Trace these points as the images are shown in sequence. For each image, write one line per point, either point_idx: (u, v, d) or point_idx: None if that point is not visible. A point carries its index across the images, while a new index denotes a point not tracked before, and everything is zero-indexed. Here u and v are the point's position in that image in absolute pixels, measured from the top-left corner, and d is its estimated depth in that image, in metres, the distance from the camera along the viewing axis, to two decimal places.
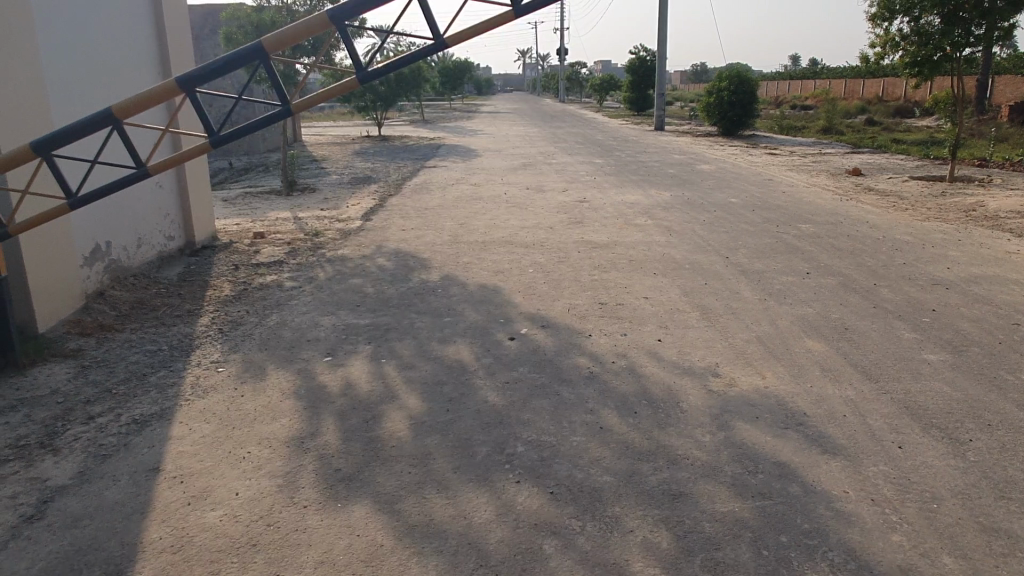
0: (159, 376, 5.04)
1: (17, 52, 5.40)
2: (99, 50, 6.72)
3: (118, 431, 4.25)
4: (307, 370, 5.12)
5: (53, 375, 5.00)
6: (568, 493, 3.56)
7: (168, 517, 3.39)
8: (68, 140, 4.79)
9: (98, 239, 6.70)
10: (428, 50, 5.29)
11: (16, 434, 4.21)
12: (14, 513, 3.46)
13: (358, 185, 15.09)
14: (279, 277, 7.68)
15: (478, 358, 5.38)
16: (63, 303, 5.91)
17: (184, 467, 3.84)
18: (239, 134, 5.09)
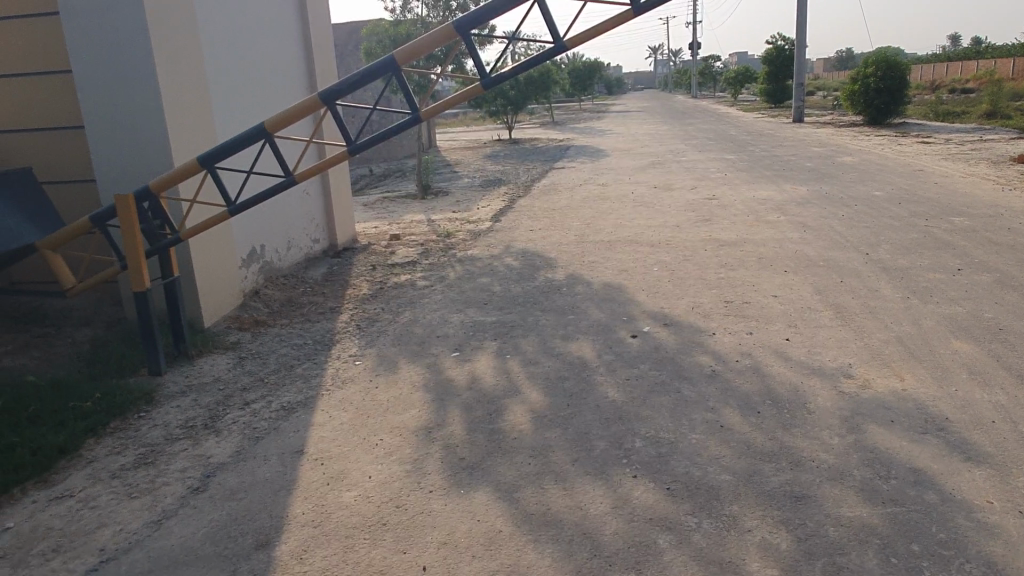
0: (304, 367, 5.50)
1: (185, 74, 6.05)
2: (254, 71, 7.35)
3: (269, 416, 4.70)
4: (436, 364, 5.40)
5: (216, 365, 5.58)
6: (685, 489, 3.56)
7: (311, 494, 3.73)
8: (228, 153, 5.16)
9: (253, 243, 7.37)
10: (546, 54, 5.29)
11: (185, 416, 4.75)
12: (184, 484, 3.92)
13: (488, 187, 15.55)
14: (412, 276, 8.09)
15: (599, 354, 5.45)
16: (225, 300, 6.55)
17: (325, 450, 4.18)
18: (374, 142, 5.33)
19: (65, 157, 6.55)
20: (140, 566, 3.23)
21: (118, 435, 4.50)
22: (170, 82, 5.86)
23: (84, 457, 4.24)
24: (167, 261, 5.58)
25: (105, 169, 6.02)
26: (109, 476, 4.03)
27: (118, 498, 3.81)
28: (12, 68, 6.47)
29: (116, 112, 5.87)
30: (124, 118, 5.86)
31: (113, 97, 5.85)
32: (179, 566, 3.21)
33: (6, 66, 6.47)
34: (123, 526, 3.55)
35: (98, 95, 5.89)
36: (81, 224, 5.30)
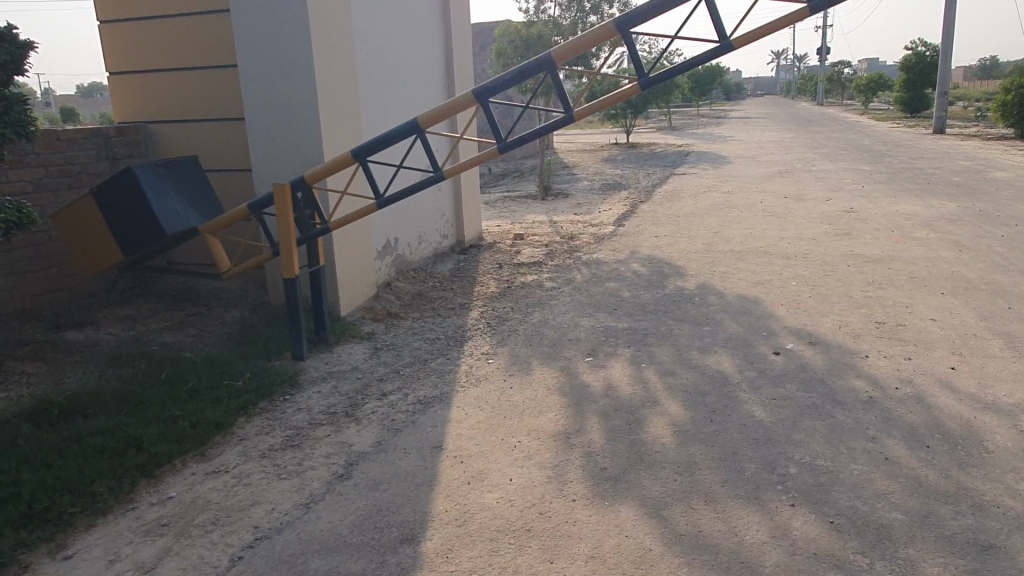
0: (437, 362, 5.53)
1: (338, 70, 6.24)
2: (399, 69, 7.50)
3: (407, 408, 4.74)
4: (571, 368, 5.30)
5: (353, 354, 5.72)
6: (851, 525, 3.29)
7: (453, 492, 3.71)
8: (381, 147, 5.23)
9: (388, 236, 7.54)
10: (709, 53, 5.06)
11: (327, 402, 4.88)
12: (329, 470, 4.00)
13: (608, 190, 15.36)
14: (538, 277, 8.04)
15: (741, 369, 5.18)
16: (360, 290, 6.73)
17: (463, 448, 4.17)
18: (524, 141, 5.29)
19: (223, 146, 6.92)
20: (293, 548, 3.30)
21: (266, 416, 4.66)
22: (325, 79, 6.07)
23: (236, 434, 4.42)
24: (314, 250, 5.77)
25: (261, 161, 6.31)
26: (260, 455, 4.17)
27: (269, 477, 3.93)
28: (182, 62, 6.90)
29: (275, 106, 6.13)
30: (281, 113, 6.12)
31: (273, 92, 6.11)
32: (329, 551, 3.25)
33: (176, 59, 6.92)
34: (275, 506, 3.65)
35: (259, 90, 6.17)
36: (240, 211, 5.56)
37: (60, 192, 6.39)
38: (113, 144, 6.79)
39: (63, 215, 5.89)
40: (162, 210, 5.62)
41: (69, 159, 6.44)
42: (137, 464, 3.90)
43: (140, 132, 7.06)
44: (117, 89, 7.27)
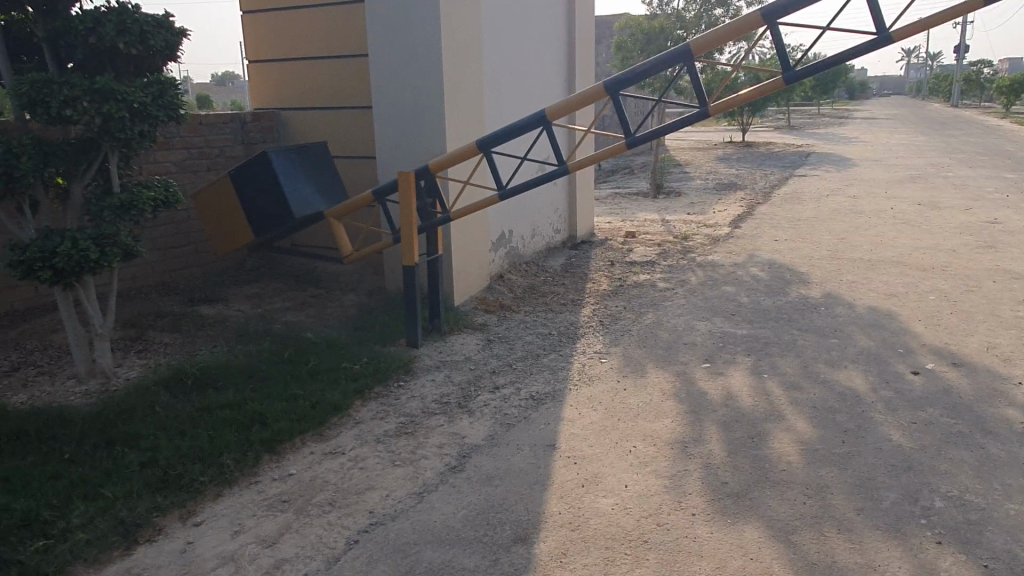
0: (550, 358, 5.47)
1: (465, 60, 6.25)
2: (522, 60, 7.47)
3: (519, 403, 4.70)
4: (687, 374, 5.11)
5: (467, 345, 5.74)
6: (1009, 572, 2.97)
7: (567, 494, 3.63)
8: (508, 138, 5.18)
9: (503, 228, 7.54)
10: (864, 46, 4.72)
11: (440, 391, 4.90)
12: (442, 460, 4.00)
13: (723, 189, 14.85)
14: (652, 277, 7.84)
15: (875, 388, 4.83)
16: (474, 281, 6.76)
17: (577, 449, 4.08)
18: (654, 136, 5.13)
19: (351, 134, 7.11)
20: (406, 537, 3.30)
21: (381, 401, 4.74)
22: (452, 69, 6.10)
23: (352, 417, 4.50)
24: (434, 239, 5.81)
25: (387, 148, 6.42)
26: (375, 440, 4.23)
27: (384, 463, 3.98)
28: (315, 51, 7.14)
29: (403, 94, 6.22)
30: (409, 101, 6.20)
31: (402, 79, 6.19)
32: (442, 543, 3.23)
33: (310, 49, 7.16)
34: (390, 492, 3.68)
35: (389, 77, 6.26)
36: (365, 197, 5.67)
37: (200, 172, 6.76)
38: (249, 129, 7.13)
39: (202, 197, 6.21)
40: (292, 194, 5.83)
41: (209, 142, 6.81)
42: (261, 440, 4.04)
43: (274, 118, 7.37)
44: (255, 79, 7.62)
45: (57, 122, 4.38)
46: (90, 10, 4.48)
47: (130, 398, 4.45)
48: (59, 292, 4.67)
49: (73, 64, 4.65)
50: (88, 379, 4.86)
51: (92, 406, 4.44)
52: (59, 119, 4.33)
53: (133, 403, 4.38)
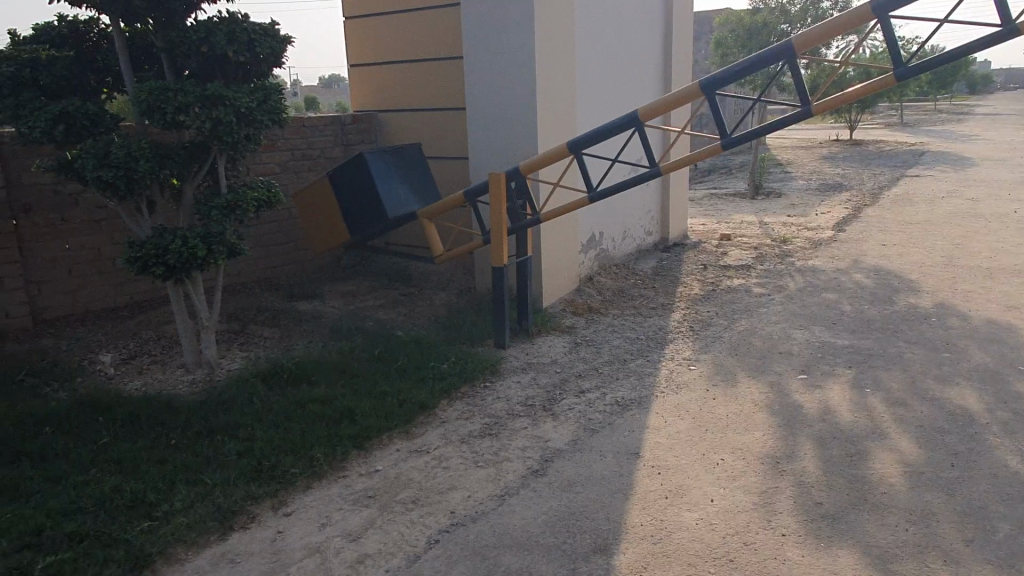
0: (638, 363, 5.37)
1: (558, 61, 6.23)
2: (617, 60, 7.37)
3: (604, 409, 4.64)
4: (782, 385, 4.90)
5: (553, 347, 5.72)
6: None
7: (650, 505, 3.55)
8: (599, 139, 5.12)
9: (593, 230, 7.47)
10: (987, 39, 4.38)
11: (525, 393, 4.90)
12: (524, 463, 4.00)
13: (827, 190, 14.20)
14: (747, 281, 7.57)
15: (991, 408, 4.48)
16: (562, 283, 6.73)
17: (662, 459, 3.98)
18: (751, 137, 4.94)
19: (445, 135, 7.22)
20: (486, 540, 3.31)
21: (467, 401, 4.78)
22: (545, 71, 6.09)
23: (438, 416, 4.57)
24: (523, 241, 5.82)
25: (479, 150, 6.49)
26: (459, 440, 4.27)
27: (468, 463, 4.01)
28: (412, 54, 7.29)
29: (496, 96, 6.26)
30: (502, 103, 6.24)
31: (495, 82, 6.24)
32: (521, 549, 3.23)
33: (407, 53, 7.32)
34: (471, 493, 3.71)
35: (482, 79, 6.32)
36: (456, 198, 5.73)
37: (302, 173, 7.04)
38: (348, 131, 7.36)
39: (302, 197, 6.46)
40: (387, 194, 5.98)
41: (312, 143, 7.08)
42: (350, 435, 4.16)
43: (372, 121, 7.58)
44: (356, 82, 7.86)
45: (173, 127, 4.66)
46: (203, 20, 4.71)
47: (231, 389, 4.68)
48: (171, 286, 4.98)
49: (188, 71, 4.92)
50: (194, 369, 5.15)
51: (197, 395, 4.70)
52: (174, 124, 4.60)
53: (234, 394, 4.60)
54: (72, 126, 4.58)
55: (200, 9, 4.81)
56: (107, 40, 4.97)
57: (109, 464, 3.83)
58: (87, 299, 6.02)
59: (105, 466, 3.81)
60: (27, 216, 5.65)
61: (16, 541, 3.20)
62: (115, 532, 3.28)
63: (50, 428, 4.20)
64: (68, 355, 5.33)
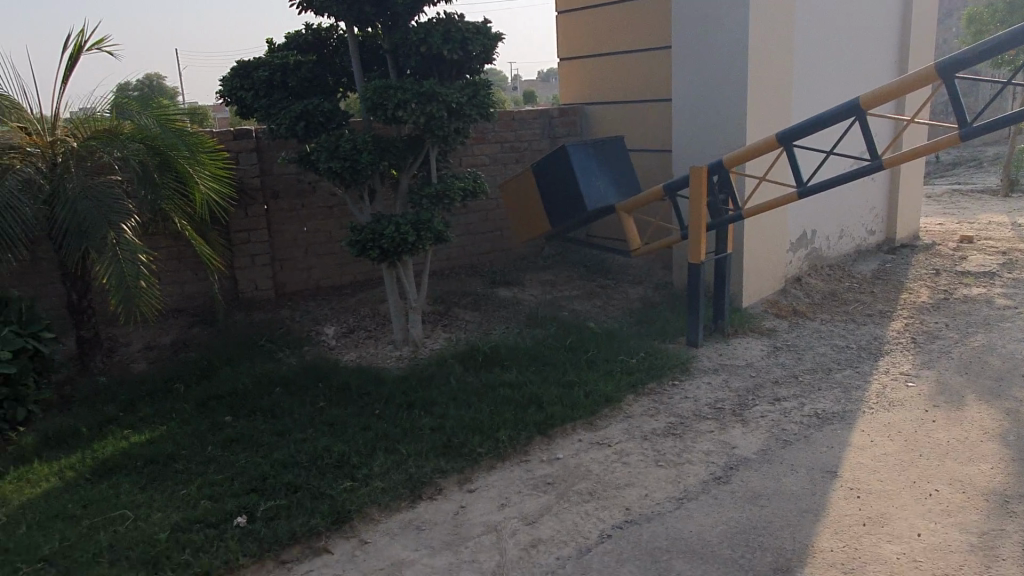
0: (844, 374, 4.95)
1: (773, 49, 5.88)
2: (843, 43, 6.78)
3: (801, 420, 4.34)
4: (1021, 413, 4.26)
5: (750, 350, 5.45)
6: None
7: (842, 530, 3.27)
8: (812, 130, 4.75)
9: (805, 227, 6.97)
10: None
11: (716, 396, 4.72)
12: (707, 469, 3.87)
13: None
14: (988, 291, 6.66)
15: None
16: (766, 283, 6.37)
17: (863, 482, 3.65)
18: (998, 126, 4.32)
19: (651, 127, 7.12)
20: (659, 542, 3.26)
21: (653, 398, 4.71)
22: (758, 59, 5.78)
23: (623, 410, 4.55)
24: (723, 237, 5.58)
25: (682, 143, 6.33)
26: (642, 437, 4.23)
27: (648, 462, 3.96)
28: (622, 46, 7.25)
29: (704, 88, 6.06)
30: (710, 95, 6.03)
31: (704, 73, 6.04)
32: (695, 556, 3.13)
33: (617, 44, 7.29)
34: (649, 492, 3.66)
35: (690, 70, 6.15)
36: (656, 191, 5.63)
37: (509, 164, 7.32)
38: (555, 123, 7.51)
39: (508, 188, 6.72)
40: (586, 187, 6.02)
41: (520, 136, 7.32)
42: (534, 421, 4.29)
43: (579, 114, 7.66)
44: (566, 75, 7.98)
45: (393, 121, 5.04)
46: (424, 21, 5.03)
47: (431, 367, 5.01)
48: (385, 269, 5.43)
49: (409, 70, 5.29)
50: (402, 346, 5.58)
51: (402, 370, 5.10)
52: (393, 119, 4.98)
53: (433, 372, 4.93)
54: (311, 123, 5.14)
55: (422, 11, 5.14)
56: (344, 44, 5.47)
57: (324, 426, 4.29)
58: (318, 276, 6.75)
59: (321, 427, 4.27)
60: (274, 201, 6.44)
61: (245, 485, 3.70)
62: (322, 487, 3.67)
63: (280, 388, 4.80)
64: (300, 325, 6.02)
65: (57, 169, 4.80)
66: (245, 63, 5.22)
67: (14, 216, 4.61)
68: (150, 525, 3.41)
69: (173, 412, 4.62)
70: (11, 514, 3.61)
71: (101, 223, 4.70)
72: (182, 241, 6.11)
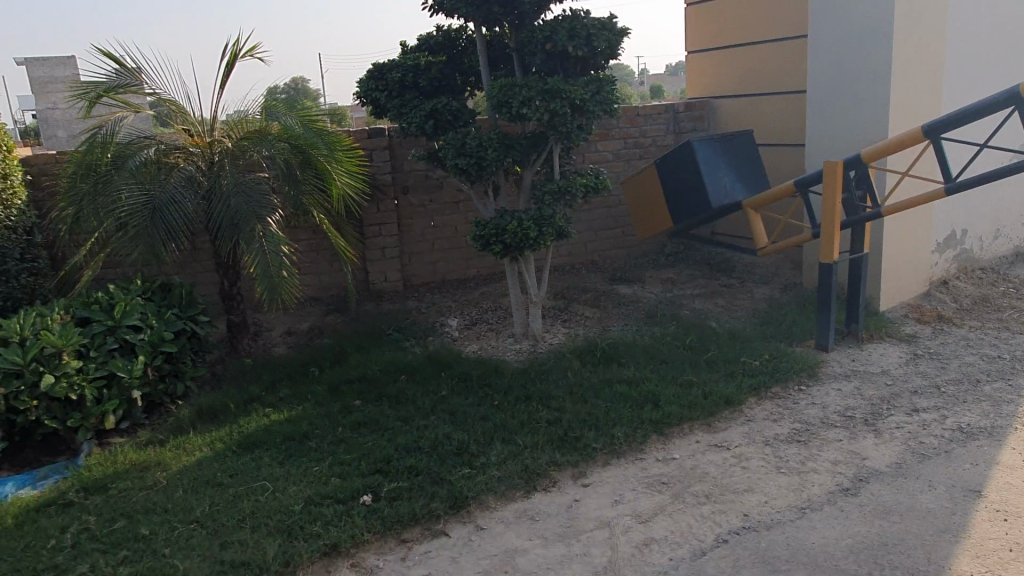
0: (995, 387, 4.57)
1: (919, 36, 5.54)
2: (1003, 27, 6.25)
3: (942, 434, 4.05)
4: None
5: (887, 356, 5.13)
6: None
7: (986, 555, 3.04)
8: (964, 121, 4.40)
9: (955, 226, 6.47)
10: None
11: (846, 403, 4.49)
12: (833, 479, 3.70)
13: None
14: None
15: None
16: (907, 286, 5.98)
17: (1011, 504, 3.37)
18: None
19: (784, 120, 6.85)
20: (778, 551, 3.16)
21: (777, 402, 4.55)
22: (902, 48, 5.45)
23: (744, 413, 4.43)
24: (859, 235, 5.28)
25: (816, 137, 6.05)
26: (763, 442, 4.10)
27: (769, 468, 3.83)
28: (754, 36, 7.00)
29: (841, 80, 5.78)
30: (849, 86, 5.74)
31: (842, 63, 5.76)
32: (817, 569, 3.01)
33: (748, 35, 7.05)
34: (769, 499, 3.54)
35: (828, 61, 5.87)
36: (786, 187, 5.40)
37: (633, 161, 7.26)
38: (681, 118, 7.36)
39: (630, 184, 6.67)
40: (712, 183, 5.88)
41: (644, 131, 7.24)
42: (651, 420, 4.26)
43: (706, 107, 7.47)
44: (693, 68, 7.79)
45: (517, 118, 5.14)
46: (550, 19, 5.09)
47: (549, 362, 5.08)
48: (507, 264, 5.55)
49: (534, 68, 5.36)
50: (521, 340, 5.69)
51: (521, 363, 5.20)
52: (518, 116, 5.08)
53: (551, 366, 5.00)
54: (439, 121, 5.33)
55: (548, 9, 5.20)
56: (473, 44, 5.62)
57: (445, 414, 4.46)
58: (444, 270, 6.99)
59: (442, 415, 4.44)
60: (405, 197, 6.73)
61: (371, 466, 3.92)
62: (442, 473, 3.82)
63: (405, 376, 5.02)
64: (425, 316, 6.27)
65: (214, 168, 5.25)
66: (380, 66, 5.49)
67: (180, 210, 5.09)
68: (288, 497, 3.69)
69: (309, 394, 4.95)
70: (170, 478, 4.01)
71: (251, 217, 5.11)
72: (320, 234, 6.51)
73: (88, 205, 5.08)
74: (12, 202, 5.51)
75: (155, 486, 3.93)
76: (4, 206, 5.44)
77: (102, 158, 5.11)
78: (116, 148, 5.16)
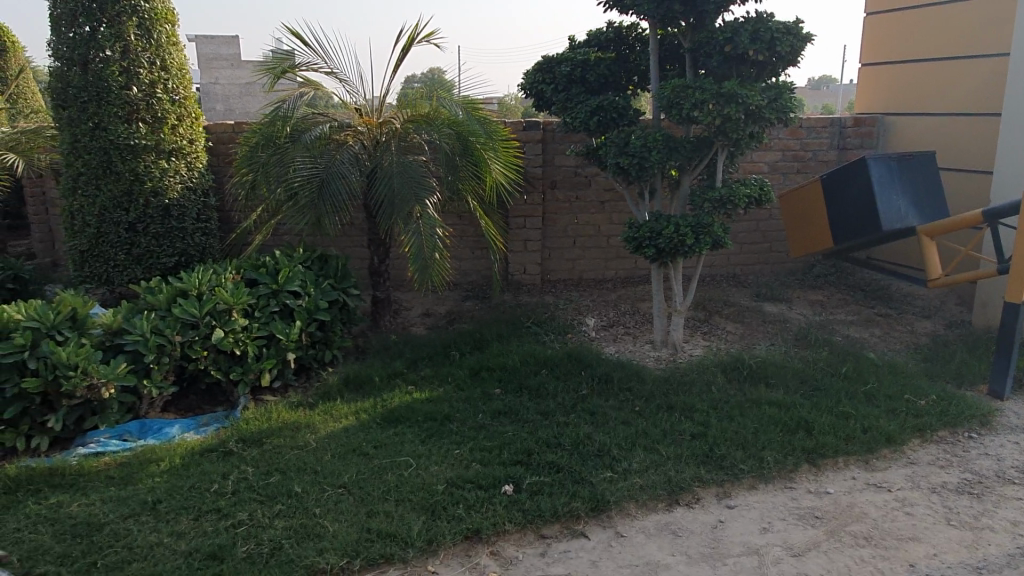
0: None
1: None
2: None
3: None
4: None
5: None
6: None
7: None
8: None
9: None
10: None
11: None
12: (1014, 540, 3.36)
13: None
14: None
15: None
16: None
17: None
18: None
19: (970, 143, 6.32)
20: None
21: (944, 447, 4.19)
22: None
23: (906, 455, 4.11)
24: None
25: (1008, 163, 5.55)
26: (929, 488, 3.79)
27: (937, 518, 3.54)
28: (943, 51, 6.49)
29: None
30: None
31: None
32: None
33: (936, 49, 6.55)
34: (938, 552, 3.26)
35: None
36: (972, 216, 4.93)
37: (791, 174, 6.94)
38: (848, 133, 6.96)
39: (788, 199, 6.37)
40: (883, 204, 5.49)
41: (806, 144, 6.91)
42: (805, 448, 4.04)
43: (878, 123, 7.02)
44: (866, 83, 7.36)
45: (686, 120, 4.97)
46: (731, 21, 4.89)
47: (692, 373, 4.92)
48: (656, 268, 5.42)
49: (706, 70, 5.18)
50: (661, 347, 5.55)
51: (662, 371, 5.07)
52: (688, 118, 4.91)
53: (694, 378, 4.84)
54: (604, 118, 5.27)
55: (728, 10, 5.00)
56: (642, 42, 5.50)
57: (585, 413, 4.42)
58: (583, 267, 6.94)
59: (582, 414, 4.40)
60: (553, 191, 6.73)
61: (512, 456, 3.93)
62: (584, 473, 3.78)
63: (545, 370, 5.00)
64: (563, 311, 6.23)
65: (380, 148, 5.44)
66: (549, 59, 5.51)
67: (346, 185, 5.31)
68: (430, 476, 3.75)
69: (450, 376, 5.04)
70: (319, 441, 4.17)
71: (411, 198, 5.24)
72: (467, 220, 6.62)
73: (263, 173, 5.38)
74: (195, 164, 5.92)
75: (306, 447, 4.11)
76: (188, 168, 5.85)
77: (280, 130, 5.38)
78: (294, 122, 5.43)
